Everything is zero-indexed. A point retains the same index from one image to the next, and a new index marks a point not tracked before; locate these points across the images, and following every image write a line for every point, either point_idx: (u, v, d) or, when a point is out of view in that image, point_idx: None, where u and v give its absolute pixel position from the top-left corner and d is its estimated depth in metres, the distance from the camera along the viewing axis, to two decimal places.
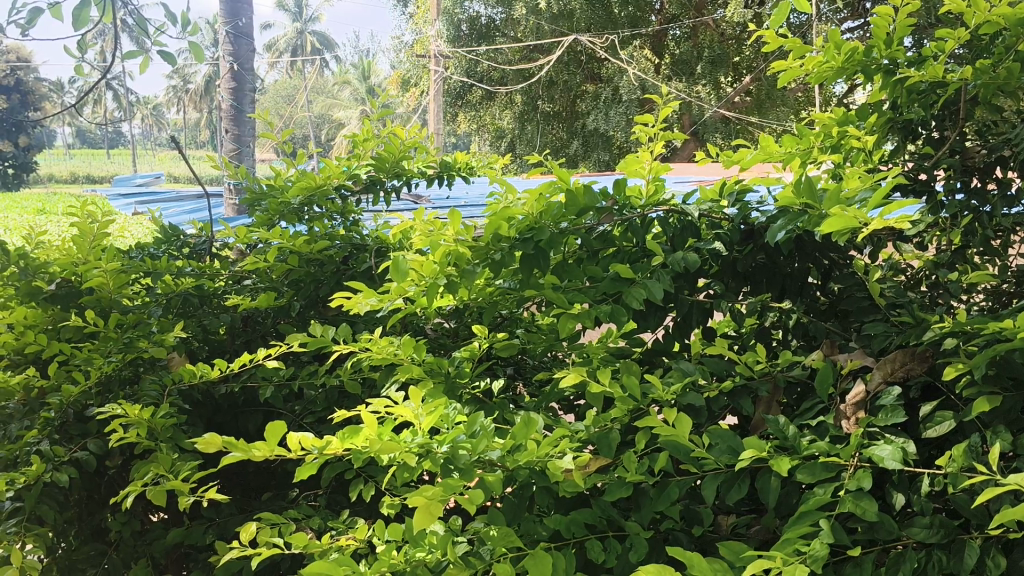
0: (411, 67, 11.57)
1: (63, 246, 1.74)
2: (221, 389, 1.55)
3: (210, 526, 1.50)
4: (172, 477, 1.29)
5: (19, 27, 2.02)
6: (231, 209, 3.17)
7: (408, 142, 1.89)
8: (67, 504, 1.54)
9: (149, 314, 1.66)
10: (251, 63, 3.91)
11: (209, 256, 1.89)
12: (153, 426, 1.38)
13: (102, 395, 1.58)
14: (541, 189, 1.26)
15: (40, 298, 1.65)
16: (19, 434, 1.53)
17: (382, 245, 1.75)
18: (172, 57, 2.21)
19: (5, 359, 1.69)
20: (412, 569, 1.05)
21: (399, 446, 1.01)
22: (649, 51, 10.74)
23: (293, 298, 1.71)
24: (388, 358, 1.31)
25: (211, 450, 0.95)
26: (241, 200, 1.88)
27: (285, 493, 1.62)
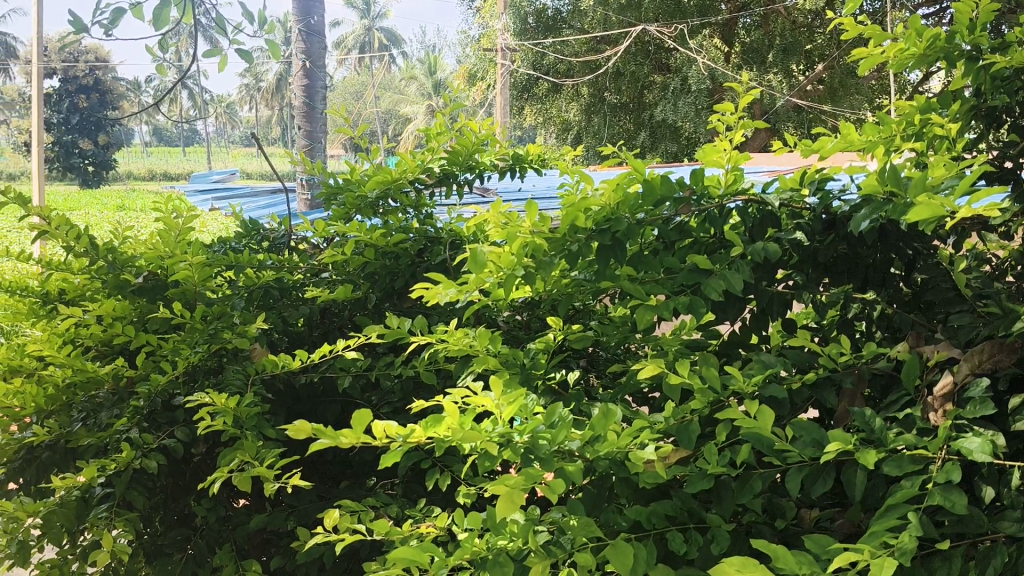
0: (478, 61, 11.64)
1: (150, 240, 1.81)
2: (301, 378, 1.59)
3: (291, 513, 1.54)
4: (257, 465, 1.33)
5: (102, 28, 2.08)
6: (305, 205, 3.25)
7: (482, 135, 1.89)
8: (155, 490, 1.60)
9: (232, 306, 1.70)
10: (323, 60, 3.99)
11: (287, 249, 1.92)
12: (238, 414, 1.42)
13: (188, 385, 1.64)
14: (618, 179, 1.25)
15: (128, 291, 1.71)
16: (109, 422, 1.61)
17: (455, 237, 1.78)
18: (248, 55, 2.24)
19: (96, 349, 1.78)
20: (494, 556, 1.07)
21: (481, 434, 1.03)
22: (718, 39, 10.67)
23: (369, 290, 1.74)
24: (464, 349, 1.32)
25: (300, 436, 0.98)
26: (318, 195, 1.92)
27: (363, 482, 1.65)
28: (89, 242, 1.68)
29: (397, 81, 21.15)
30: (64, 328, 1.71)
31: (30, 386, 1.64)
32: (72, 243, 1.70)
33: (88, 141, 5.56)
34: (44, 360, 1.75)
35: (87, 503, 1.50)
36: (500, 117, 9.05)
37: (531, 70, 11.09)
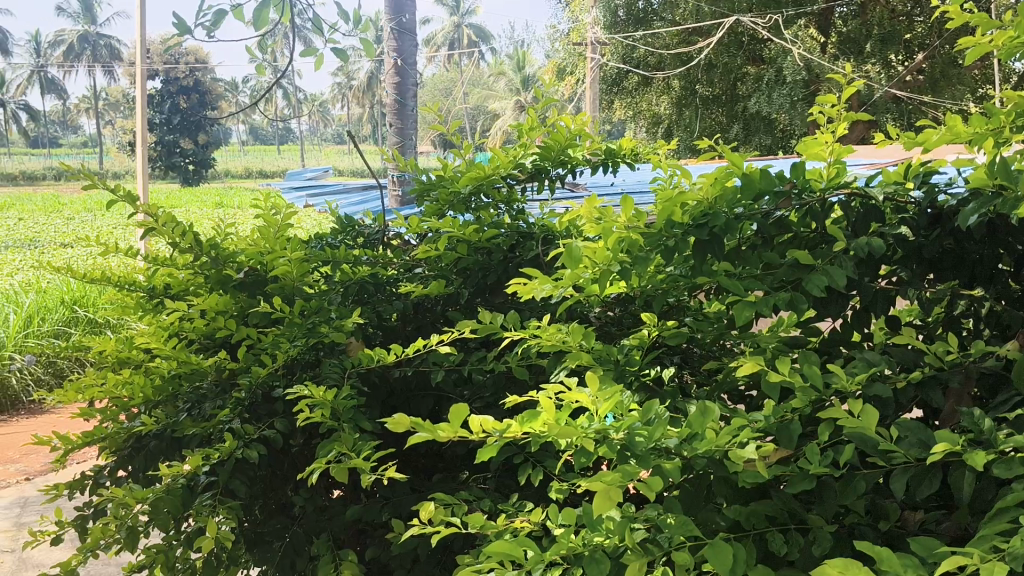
0: (567, 56, 11.60)
1: (250, 237, 1.86)
2: (395, 372, 1.61)
3: (386, 504, 1.57)
4: (353, 457, 1.36)
5: (205, 29, 2.15)
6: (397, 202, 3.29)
7: (574, 130, 1.87)
8: (255, 480, 1.65)
9: (328, 301, 1.73)
10: (414, 56, 4.03)
11: (382, 245, 1.95)
12: (335, 407, 1.45)
13: (287, 377, 1.69)
14: (715, 174, 1.24)
15: (229, 286, 1.78)
16: (213, 413, 1.67)
17: (548, 233, 1.78)
18: (345, 53, 2.30)
19: (199, 341, 1.85)
20: (590, 552, 1.06)
21: (577, 430, 1.03)
22: (814, 29, 10.46)
23: (461, 286, 1.76)
24: (558, 345, 1.31)
25: (399, 429, 1.02)
26: (412, 191, 1.94)
27: (455, 475, 1.66)
28: (194, 238, 1.74)
29: (487, 78, 21.30)
30: (170, 321, 1.79)
31: (139, 377, 1.72)
32: (178, 239, 1.77)
33: (189, 141, 7.01)
34: (152, 352, 1.84)
35: (192, 491, 1.56)
36: (591, 111, 9.03)
37: (622, 64, 11.01)
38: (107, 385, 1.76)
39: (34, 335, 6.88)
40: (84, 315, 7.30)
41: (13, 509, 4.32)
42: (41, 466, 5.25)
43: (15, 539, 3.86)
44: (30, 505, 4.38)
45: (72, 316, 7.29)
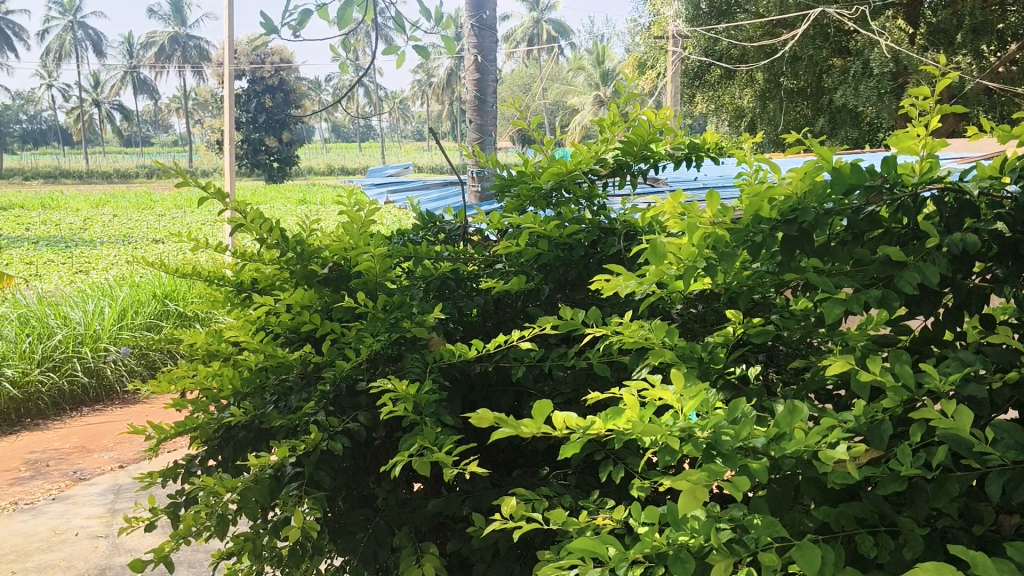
0: (648, 50, 11.47)
1: (334, 232, 1.89)
2: (476, 367, 1.62)
3: (467, 498, 1.58)
4: (436, 451, 1.38)
5: (291, 29, 2.19)
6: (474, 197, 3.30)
7: (657, 125, 1.85)
8: (339, 472, 1.68)
9: (411, 296, 1.75)
10: (494, 53, 4.07)
11: (463, 241, 1.97)
12: (418, 401, 1.47)
13: (371, 370, 1.72)
14: (803, 168, 1.22)
15: (315, 281, 1.82)
16: (299, 405, 1.71)
17: (629, 228, 1.77)
18: (426, 51, 2.33)
19: (285, 335, 1.90)
20: (675, 551, 1.05)
21: (661, 428, 1.02)
22: (902, 20, 10.19)
23: (542, 282, 1.76)
24: (640, 342, 1.30)
25: (483, 424, 1.03)
26: (492, 187, 1.94)
27: (536, 471, 1.66)
28: (281, 234, 1.77)
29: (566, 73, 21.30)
30: (257, 315, 1.84)
31: (227, 369, 1.77)
32: (265, 235, 1.81)
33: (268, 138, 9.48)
34: (240, 345, 1.89)
35: (280, 481, 1.60)
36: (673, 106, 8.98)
37: (704, 57, 10.88)
38: (198, 376, 1.82)
39: (128, 327, 7.13)
40: (174, 308, 7.54)
41: (107, 496, 4.49)
42: (134, 454, 5.44)
43: (110, 525, 4.01)
44: (123, 492, 4.54)
45: (163, 309, 7.53)
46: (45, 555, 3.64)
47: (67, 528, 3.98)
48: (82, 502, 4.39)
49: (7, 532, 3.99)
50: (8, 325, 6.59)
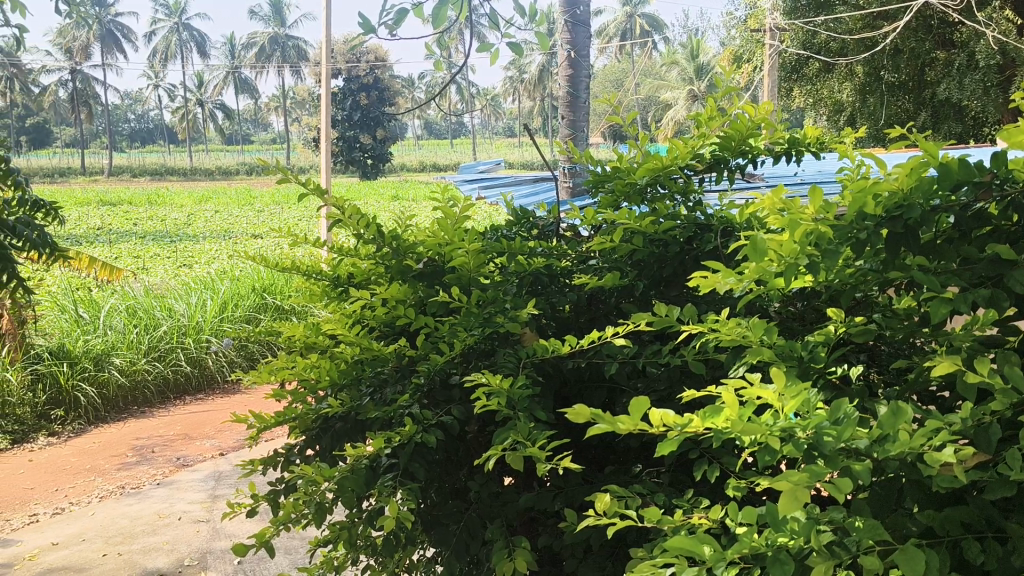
0: (743, 44, 11.28)
1: (428, 228, 1.92)
2: (569, 363, 1.62)
3: (558, 493, 1.59)
4: (529, 446, 1.39)
5: (388, 28, 2.22)
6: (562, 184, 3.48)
7: (756, 119, 1.82)
8: (433, 464, 1.71)
9: (504, 291, 1.75)
10: (588, 49, 4.05)
11: (557, 237, 1.97)
12: (511, 395, 1.48)
13: (463, 364, 1.73)
14: (910, 163, 1.17)
15: (409, 276, 1.85)
16: (394, 398, 1.74)
17: (727, 224, 1.75)
18: (518, 47, 2.34)
19: (380, 329, 1.93)
20: (774, 552, 1.04)
21: (760, 428, 1.01)
22: (1012, 11, 9.77)
23: (636, 278, 1.76)
24: (737, 340, 1.29)
25: (580, 420, 1.05)
26: (586, 181, 1.94)
27: (628, 468, 1.66)
28: (377, 230, 1.81)
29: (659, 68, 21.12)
30: (353, 310, 1.88)
31: (325, 361, 1.82)
32: (362, 230, 1.85)
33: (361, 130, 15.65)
34: (337, 338, 1.94)
35: (375, 471, 1.63)
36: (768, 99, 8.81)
37: (801, 50, 10.67)
38: (296, 367, 1.87)
39: (228, 320, 7.36)
40: (273, 302, 7.75)
41: (209, 482, 4.65)
42: (233, 442, 5.61)
43: (211, 510, 4.14)
44: (223, 479, 4.68)
45: (261, 302, 7.75)
46: (150, 537, 3.80)
47: (170, 512, 4.13)
48: (184, 487, 4.55)
49: (116, 514, 4.17)
50: (118, 315, 6.87)
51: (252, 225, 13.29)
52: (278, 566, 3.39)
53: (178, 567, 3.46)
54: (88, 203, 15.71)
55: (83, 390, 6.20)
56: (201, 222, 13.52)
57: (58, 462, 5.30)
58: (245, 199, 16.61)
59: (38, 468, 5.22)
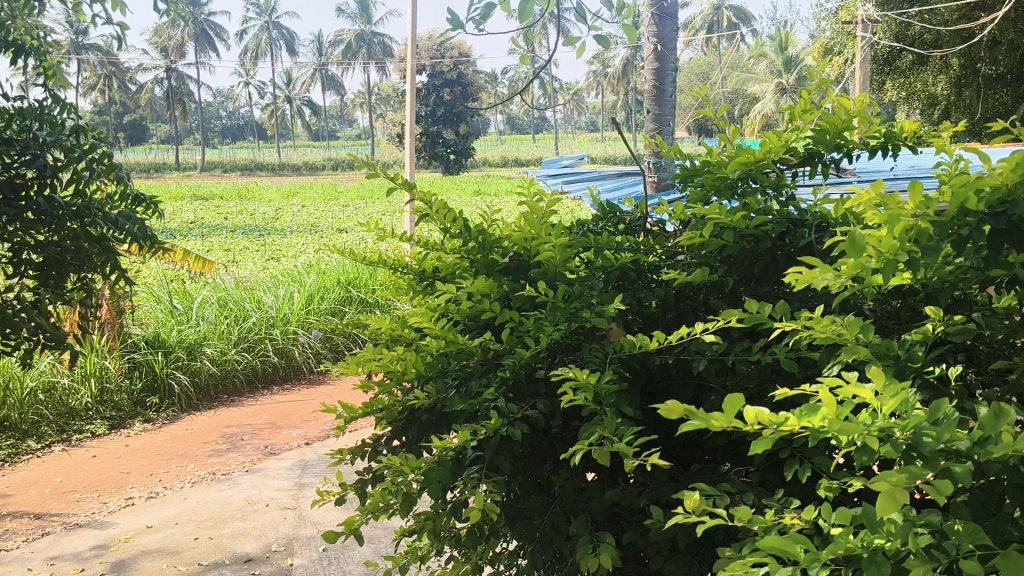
0: (835, 36, 11.02)
1: (514, 222, 1.92)
2: (656, 359, 1.61)
3: (644, 490, 1.58)
4: (616, 441, 1.38)
5: (476, 23, 2.23)
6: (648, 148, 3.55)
7: (852, 112, 1.79)
8: (518, 457, 1.72)
9: (591, 287, 1.74)
10: (674, 42, 4.02)
11: (644, 232, 1.95)
12: (599, 390, 1.48)
13: (548, 358, 1.73)
14: (1015, 157, 1.13)
15: (495, 271, 1.85)
16: (480, 391, 1.75)
17: (821, 220, 1.72)
18: (605, 41, 2.33)
19: (465, 323, 1.95)
20: (870, 555, 1.02)
21: (858, 427, 0.99)
22: None
23: (726, 274, 1.74)
24: (832, 337, 1.26)
25: (673, 415, 1.05)
26: (674, 176, 1.92)
27: (716, 467, 1.64)
28: (463, 224, 1.83)
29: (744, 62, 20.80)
30: (439, 304, 1.90)
31: (412, 353, 1.84)
32: (449, 225, 1.86)
33: None
34: (422, 331, 1.96)
35: (461, 463, 1.65)
36: (860, 90, 8.59)
37: (894, 42, 10.39)
38: (384, 360, 1.90)
39: (314, 312, 7.50)
40: (357, 295, 7.88)
41: (295, 470, 4.75)
42: (319, 432, 5.72)
43: (298, 498, 4.23)
44: (309, 467, 4.78)
45: (347, 295, 7.89)
46: (239, 523, 3.91)
47: (258, 499, 4.24)
48: (272, 475, 4.67)
49: (207, 499, 4.31)
50: (210, 307, 7.09)
51: (337, 219, 13.58)
52: (363, 555, 3.46)
53: (266, 553, 3.55)
54: (182, 197, 16.29)
55: (176, 378, 6.41)
56: (288, 216, 13.87)
57: (153, 448, 5.50)
58: (330, 194, 16.93)
59: (133, 453, 5.42)
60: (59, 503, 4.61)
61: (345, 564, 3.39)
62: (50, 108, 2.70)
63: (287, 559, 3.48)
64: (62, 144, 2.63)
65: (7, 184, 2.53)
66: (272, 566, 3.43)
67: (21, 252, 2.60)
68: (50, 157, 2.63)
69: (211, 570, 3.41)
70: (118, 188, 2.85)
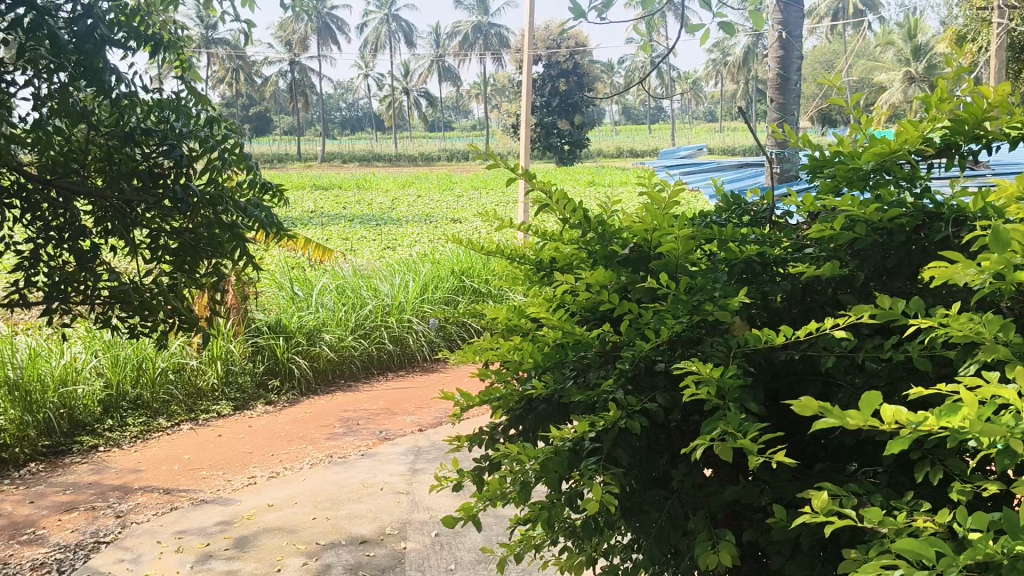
0: (968, 23, 10.55)
1: (635, 214, 1.90)
2: (782, 354, 1.57)
3: (765, 488, 1.54)
4: (739, 437, 1.35)
5: (598, 13, 2.21)
6: (770, 142, 3.47)
7: (993, 101, 1.69)
8: (636, 450, 1.70)
9: (714, 279, 1.70)
10: (800, 30, 3.91)
11: (772, 224, 1.90)
12: (722, 385, 1.44)
13: (669, 351, 1.70)
14: None
15: (615, 261, 1.82)
16: (598, 382, 1.75)
17: (959, 213, 1.64)
18: (729, 29, 2.28)
19: (582, 314, 1.93)
20: (1010, 561, 0.97)
21: (1002, 429, 0.94)
22: None
23: (856, 269, 1.69)
24: (973, 336, 1.20)
25: (806, 412, 1.02)
26: (803, 167, 1.86)
27: (841, 466, 1.59)
28: (583, 215, 1.82)
29: None
30: (557, 294, 1.89)
31: (529, 344, 1.84)
32: (568, 216, 1.85)
33: None
34: (540, 321, 1.96)
35: (578, 454, 1.64)
36: (996, 80, 8.18)
37: None
38: (501, 349, 1.91)
39: (428, 300, 7.63)
40: (471, 284, 7.97)
41: (409, 455, 4.84)
42: (431, 418, 5.81)
43: (411, 482, 4.31)
44: (423, 453, 4.85)
45: (460, 285, 8.00)
46: (355, 505, 4.00)
47: (373, 482, 4.34)
48: (386, 459, 4.77)
49: (324, 481, 4.43)
50: (328, 294, 7.30)
51: (451, 209, 13.76)
52: (475, 542, 3.50)
53: (380, 536, 3.63)
54: (304, 187, 16.88)
55: (297, 363, 6.63)
56: (404, 206, 14.13)
57: (275, 430, 5.69)
58: (445, 184, 17.27)
59: (256, 434, 5.63)
60: (187, 479, 4.83)
61: (457, 550, 3.44)
62: (186, 99, 2.80)
63: (400, 543, 3.54)
64: (197, 135, 2.72)
65: (146, 172, 2.65)
66: (385, 548, 3.50)
67: (159, 238, 2.73)
68: (186, 148, 2.71)
69: (328, 549, 3.52)
70: (247, 177, 2.93)
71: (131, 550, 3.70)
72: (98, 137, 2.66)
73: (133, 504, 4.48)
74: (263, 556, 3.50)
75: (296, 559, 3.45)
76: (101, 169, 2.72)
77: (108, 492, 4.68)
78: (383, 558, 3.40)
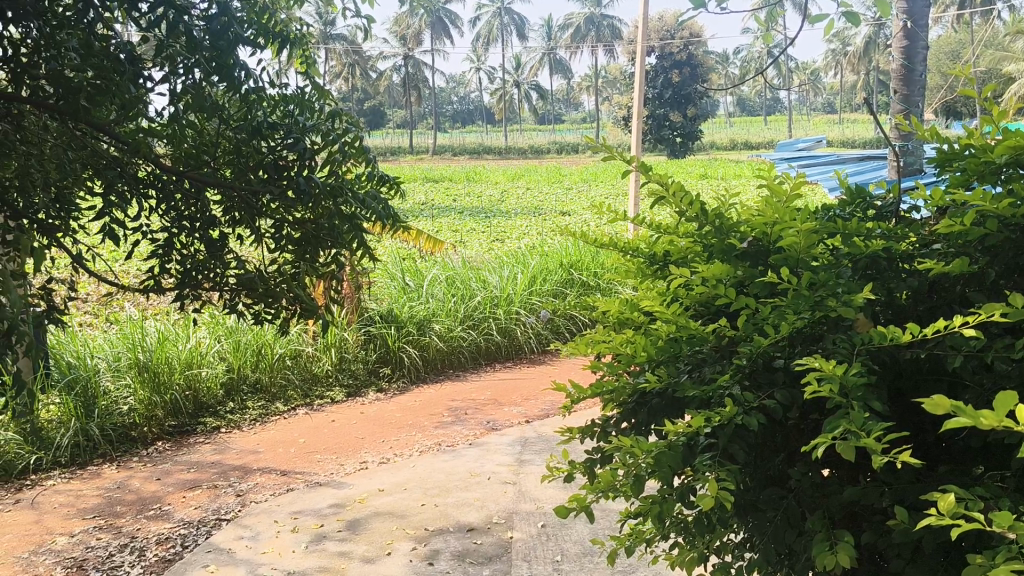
0: None
1: (754, 207, 1.86)
2: (907, 354, 1.51)
3: (886, 489, 1.50)
4: (862, 435, 1.31)
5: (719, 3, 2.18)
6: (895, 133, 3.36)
7: None
8: (751, 446, 1.68)
9: (837, 274, 1.66)
10: (927, 18, 3.77)
11: (899, 218, 1.84)
12: (845, 383, 1.40)
13: (788, 347, 1.67)
14: None
15: (733, 255, 1.79)
16: (713, 377, 1.72)
17: None
18: (855, 18, 2.22)
19: (696, 308, 1.91)
20: None
21: None
22: None
23: (987, 266, 1.61)
24: None
25: (938, 411, 0.98)
26: (931, 160, 1.79)
27: (967, 469, 1.53)
28: (700, 208, 1.80)
29: None
30: (670, 287, 1.87)
31: (642, 337, 1.83)
32: (685, 208, 1.83)
33: None
34: (654, 315, 1.94)
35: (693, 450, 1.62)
36: None
37: None
38: (614, 342, 1.91)
39: (537, 293, 7.67)
40: (579, 278, 7.98)
41: (516, 446, 4.87)
42: (538, 410, 5.84)
43: (518, 473, 4.34)
44: (529, 444, 4.88)
45: (568, 278, 8.01)
46: (463, 493, 4.06)
47: (481, 471, 4.39)
48: (493, 449, 4.82)
49: (432, 468, 4.51)
50: (439, 285, 7.42)
51: (562, 202, 13.77)
52: (582, 535, 3.51)
53: (488, 524, 3.67)
54: (417, 179, 17.21)
55: (406, 352, 6.76)
56: (515, 199, 14.24)
57: (385, 417, 5.82)
58: (555, 177, 17.35)
59: (367, 420, 5.77)
60: (302, 462, 4.99)
61: (564, 541, 3.46)
62: (309, 95, 2.89)
63: (507, 532, 3.58)
64: (319, 129, 2.82)
65: (272, 164, 2.77)
66: (492, 537, 3.54)
67: (283, 228, 2.83)
68: (309, 141, 2.81)
69: (436, 535, 3.58)
70: (364, 169, 3.00)
71: (249, 527, 3.85)
72: (227, 130, 2.77)
73: (252, 483, 4.66)
74: (374, 539, 3.59)
75: (405, 543, 3.52)
76: (228, 161, 2.84)
77: (228, 471, 4.88)
78: (490, 546, 3.44)
